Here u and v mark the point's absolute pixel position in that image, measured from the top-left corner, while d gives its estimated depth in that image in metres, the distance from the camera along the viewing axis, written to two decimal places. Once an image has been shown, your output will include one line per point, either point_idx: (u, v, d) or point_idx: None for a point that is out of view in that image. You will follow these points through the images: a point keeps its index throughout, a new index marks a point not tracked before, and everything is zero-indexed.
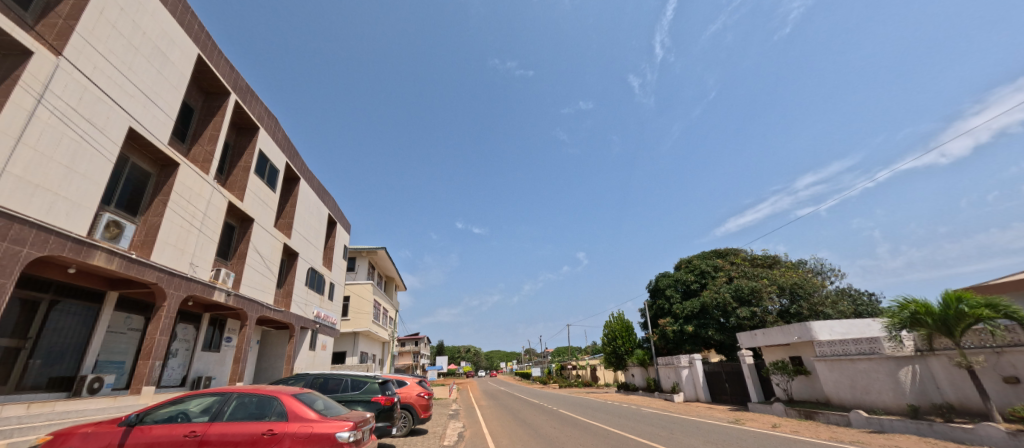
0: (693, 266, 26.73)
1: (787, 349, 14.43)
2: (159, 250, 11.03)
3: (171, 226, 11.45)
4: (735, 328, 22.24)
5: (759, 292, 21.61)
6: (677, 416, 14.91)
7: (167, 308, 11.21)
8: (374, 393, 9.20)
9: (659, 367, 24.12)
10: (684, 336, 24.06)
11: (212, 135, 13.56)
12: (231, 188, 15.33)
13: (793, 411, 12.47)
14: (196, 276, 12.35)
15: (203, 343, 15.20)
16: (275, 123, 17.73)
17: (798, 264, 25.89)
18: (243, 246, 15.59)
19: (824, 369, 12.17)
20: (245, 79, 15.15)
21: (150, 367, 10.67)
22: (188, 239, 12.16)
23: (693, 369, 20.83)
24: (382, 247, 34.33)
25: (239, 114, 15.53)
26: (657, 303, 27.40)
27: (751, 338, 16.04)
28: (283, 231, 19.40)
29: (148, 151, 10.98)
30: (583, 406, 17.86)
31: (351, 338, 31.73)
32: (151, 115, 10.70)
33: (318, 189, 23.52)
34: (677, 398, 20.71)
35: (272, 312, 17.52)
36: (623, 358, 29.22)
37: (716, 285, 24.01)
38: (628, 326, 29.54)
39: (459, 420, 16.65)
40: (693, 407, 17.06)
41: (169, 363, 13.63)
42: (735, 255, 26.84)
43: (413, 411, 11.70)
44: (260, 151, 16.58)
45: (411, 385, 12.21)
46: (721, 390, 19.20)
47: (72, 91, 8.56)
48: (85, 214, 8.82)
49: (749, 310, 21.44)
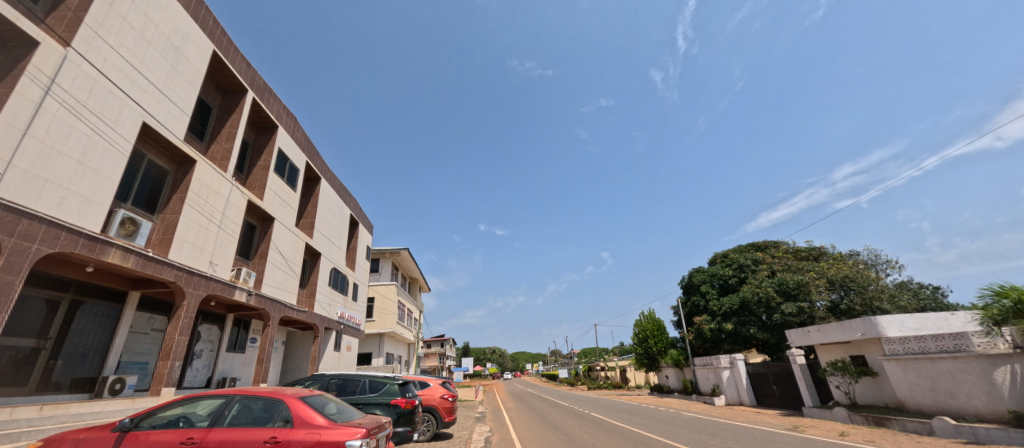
0: (730, 260, 25.23)
1: (846, 347, 13.17)
2: (178, 249, 10.75)
3: (190, 224, 11.17)
4: (780, 325, 20.80)
5: (806, 287, 20.32)
6: (724, 421, 13.77)
7: (186, 308, 10.92)
8: (393, 395, 8.58)
9: (697, 368, 22.83)
10: (722, 334, 22.68)
11: (230, 133, 13.34)
12: (251, 187, 15.12)
13: (859, 418, 11.52)
14: (216, 276, 12.07)
15: (228, 344, 15.01)
16: (294, 122, 17.53)
17: (848, 256, 24.06)
18: (264, 246, 15.36)
19: (896, 369, 11.21)
20: (262, 77, 14.95)
21: (170, 368, 10.37)
22: (207, 238, 11.88)
23: (735, 370, 19.53)
24: (405, 247, 34.15)
25: (258, 112, 15.32)
26: (692, 300, 26.04)
27: (803, 336, 14.70)
28: (306, 232, 19.21)
29: (164, 147, 10.71)
30: (617, 410, 16.83)
31: (377, 339, 31.60)
32: (165, 111, 10.43)
33: (340, 189, 23.33)
34: (718, 401, 19.44)
35: (296, 312, 17.27)
36: (656, 358, 27.93)
37: (757, 280, 22.58)
38: (660, 325, 28.18)
39: (486, 423, 15.91)
40: (739, 412, 15.81)
41: (193, 364, 13.42)
42: (776, 247, 25.21)
43: (437, 414, 11.05)
44: (279, 150, 16.36)
45: (434, 386, 11.60)
46: (768, 392, 17.86)
47: (81, 84, 8.29)
48: (99, 211, 8.52)
49: (796, 306, 20.07)
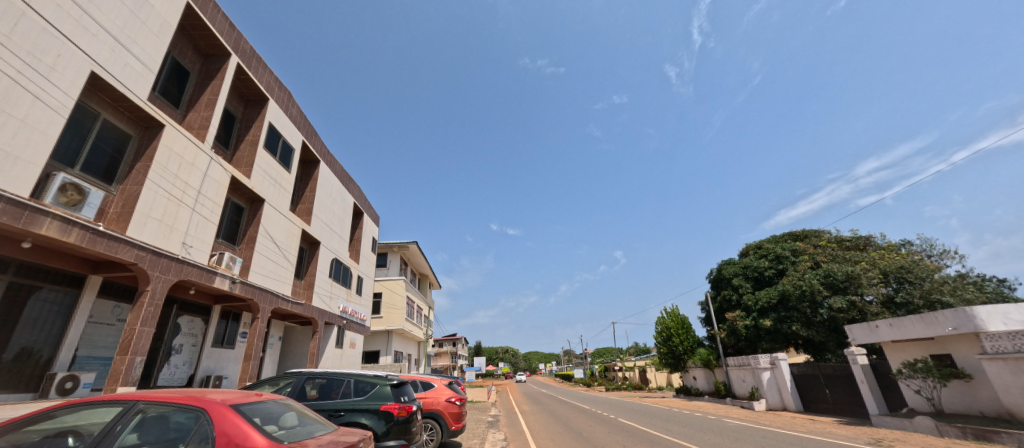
0: (765, 251, 23.05)
1: (926, 345, 11.20)
2: (140, 225, 9.20)
3: (157, 198, 9.62)
4: (826, 322, 18.64)
5: (856, 279, 18.12)
6: (779, 432, 11.75)
7: (151, 294, 9.38)
8: (385, 400, 6.85)
9: (731, 368, 20.79)
10: (760, 332, 20.65)
11: (210, 100, 11.90)
12: (238, 164, 13.65)
13: (954, 430, 9.57)
14: (190, 259, 10.53)
15: (213, 339, 13.50)
16: (289, 97, 16.03)
17: (898, 246, 21.72)
18: (253, 229, 13.84)
19: (1002, 370, 9.13)
20: (250, 42, 13.47)
21: (129, 364, 8.83)
22: (179, 215, 10.32)
23: (776, 372, 17.47)
24: (414, 241, 32.67)
25: (244, 82, 13.84)
26: (723, 294, 23.95)
27: (869, 332, 12.61)
28: (302, 217, 17.72)
29: (123, 107, 9.18)
30: (648, 415, 14.95)
31: (385, 337, 30.06)
32: (123, 63, 8.89)
33: (342, 175, 21.85)
34: (758, 406, 17.40)
35: (290, 304, 15.75)
36: (681, 358, 25.86)
37: (798, 272, 20.36)
38: (685, 322, 26.10)
39: (499, 430, 14.08)
40: (791, 419, 13.73)
41: (171, 361, 11.94)
42: (818, 237, 22.86)
43: (442, 421, 9.34)
44: (271, 125, 14.87)
45: (439, 388, 9.96)
46: (821, 397, 15.76)
47: (3, 14, 6.86)
48: (28, 171, 7.06)
49: (845, 300, 17.91)
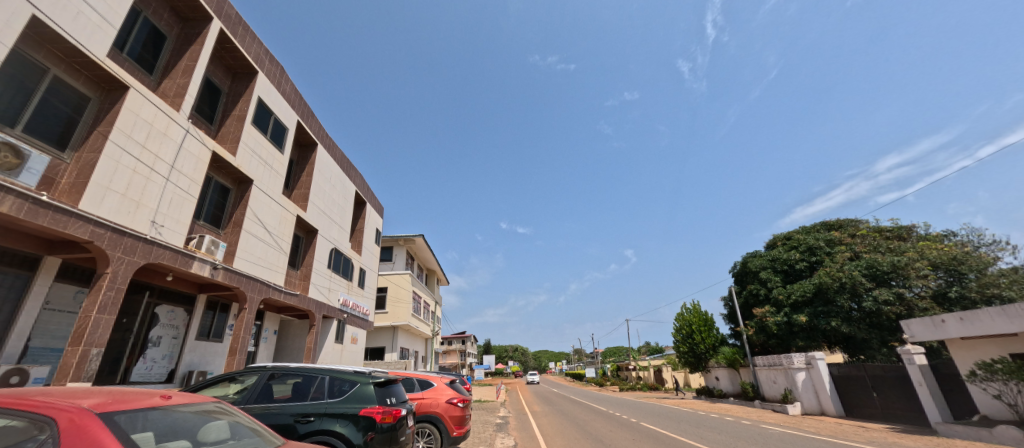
0: (796, 241, 21.40)
1: (1006, 343, 9.67)
2: (97, 198, 8.04)
3: (118, 168, 8.45)
4: (867, 317, 17.37)
5: (903, 270, 16.90)
6: (831, 442, 10.24)
7: (112, 277, 8.21)
8: (365, 403, 5.56)
9: (760, 368, 19.26)
10: (793, 328, 19.20)
11: (188, 67, 10.75)
12: (222, 140, 12.53)
13: None
14: (160, 240, 9.36)
15: (197, 331, 12.37)
16: (281, 72, 14.85)
17: (944, 235, 19.88)
18: (239, 212, 12.69)
19: None
20: (235, 7, 12.30)
21: (82, 356, 7.67)
22: (149, 190, 9.15)
23: (813, 373, 15.87)
24: (420, 234, 31.49)
25: (230, 52, 12.69)
26: (749, 289, 22.44)
27: (933, 328, 11.03)
28: (298, 203, 16.60)
29: (77, 63, 8.14)
30: (674, 420, 13.50)
31: (391, 333, 28.93)
32: (77, 13, 7.79)
33: (341, 161, 20.69)
34: (793, 410, 15.83)
35: (283, 295, 14.58)
36: (702, 358, 24.28)
37: (836, 263, 18.89)
38: (707, 319, 24.49)
39: (508, 434, 12.72)
40: (838, 426, 12.18)
41: (147, 354, 10.83)
42: (854, 227, 21.10)
43: (442, 426, 8.05)
44: (260, 101, 13.71)
45: (440, 388, 8.64)
46: (867, 402, 14.18)
47: None
48: None
49: (892, 293, 16.69)
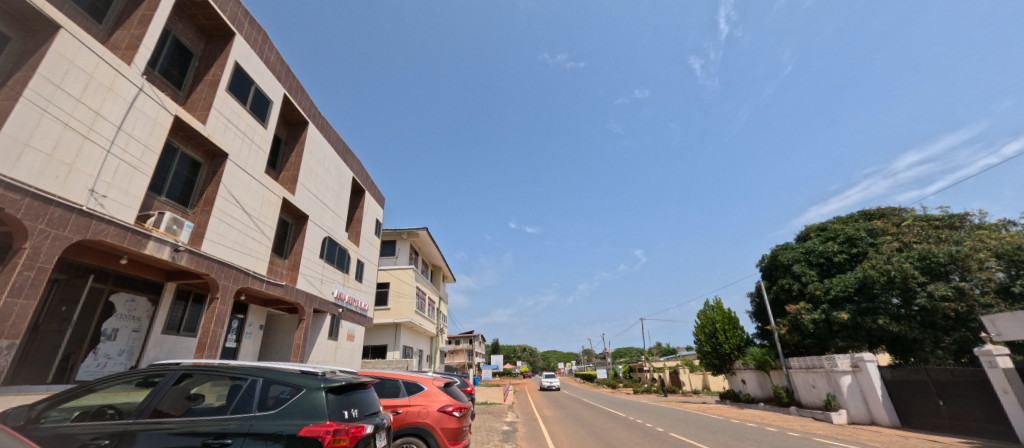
0: (833, 232, 19.51)
1: None
2: (10, 156, 6.61)
3: (40, 121, 7.00)
4: (920, 315, 15.45)
5: (963, 261, 14.80)
6: None
7: (31, 254, 6.72)
8: (312, 417, 3.97)
9: (795, 371, 17.39)
10: (833, 327, 17.34)
11: (144, 17, 9.23)
12: (192, 108, 11.09)
13: None
14: (101, 213, 7.86)
15: (164, 324, 10.89)
16: (263, 38, 13.36)
17: (1002, 224, 17.67)
18: (211, 189, 11.23)
19: None
20: None
21: None
22: (86, 152, 7.68)
23: (861, 376, 13.92)
24: (424, 227, 29.99)
25: (202, 10, 11.20)
26: (780, 284, 20.57)
27: None
28: (286, 186, 15.15)
29: None
30: (706, 429, 11.69)
31: (393, 331, 27.43)
32: None
33: (337, 145, 19.23)
34: (838, 419, 13.90)
35: (266, 285, 13.09)
36: (727, 359, 22.40)
37: (882, 255, 16.96)
38: (732, 317, 22.71)
39: (515, 443, 11.05)
40: (907, 441, 10.36)
41: (98, 350, 9.39)
42: (898, 216, 19.00)
43: (432, 441, 6.45)
44: (239, 67, 12.25)
45: (432, 392, 7.02)
46: (931, 410, 12.33)
47: None
48: None
49: (950, 287, 14.67)
